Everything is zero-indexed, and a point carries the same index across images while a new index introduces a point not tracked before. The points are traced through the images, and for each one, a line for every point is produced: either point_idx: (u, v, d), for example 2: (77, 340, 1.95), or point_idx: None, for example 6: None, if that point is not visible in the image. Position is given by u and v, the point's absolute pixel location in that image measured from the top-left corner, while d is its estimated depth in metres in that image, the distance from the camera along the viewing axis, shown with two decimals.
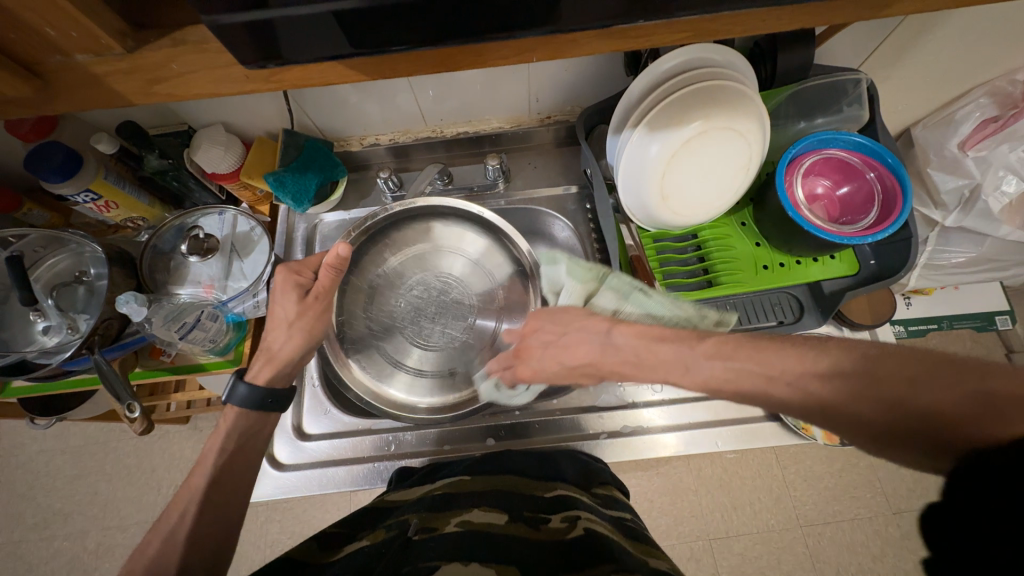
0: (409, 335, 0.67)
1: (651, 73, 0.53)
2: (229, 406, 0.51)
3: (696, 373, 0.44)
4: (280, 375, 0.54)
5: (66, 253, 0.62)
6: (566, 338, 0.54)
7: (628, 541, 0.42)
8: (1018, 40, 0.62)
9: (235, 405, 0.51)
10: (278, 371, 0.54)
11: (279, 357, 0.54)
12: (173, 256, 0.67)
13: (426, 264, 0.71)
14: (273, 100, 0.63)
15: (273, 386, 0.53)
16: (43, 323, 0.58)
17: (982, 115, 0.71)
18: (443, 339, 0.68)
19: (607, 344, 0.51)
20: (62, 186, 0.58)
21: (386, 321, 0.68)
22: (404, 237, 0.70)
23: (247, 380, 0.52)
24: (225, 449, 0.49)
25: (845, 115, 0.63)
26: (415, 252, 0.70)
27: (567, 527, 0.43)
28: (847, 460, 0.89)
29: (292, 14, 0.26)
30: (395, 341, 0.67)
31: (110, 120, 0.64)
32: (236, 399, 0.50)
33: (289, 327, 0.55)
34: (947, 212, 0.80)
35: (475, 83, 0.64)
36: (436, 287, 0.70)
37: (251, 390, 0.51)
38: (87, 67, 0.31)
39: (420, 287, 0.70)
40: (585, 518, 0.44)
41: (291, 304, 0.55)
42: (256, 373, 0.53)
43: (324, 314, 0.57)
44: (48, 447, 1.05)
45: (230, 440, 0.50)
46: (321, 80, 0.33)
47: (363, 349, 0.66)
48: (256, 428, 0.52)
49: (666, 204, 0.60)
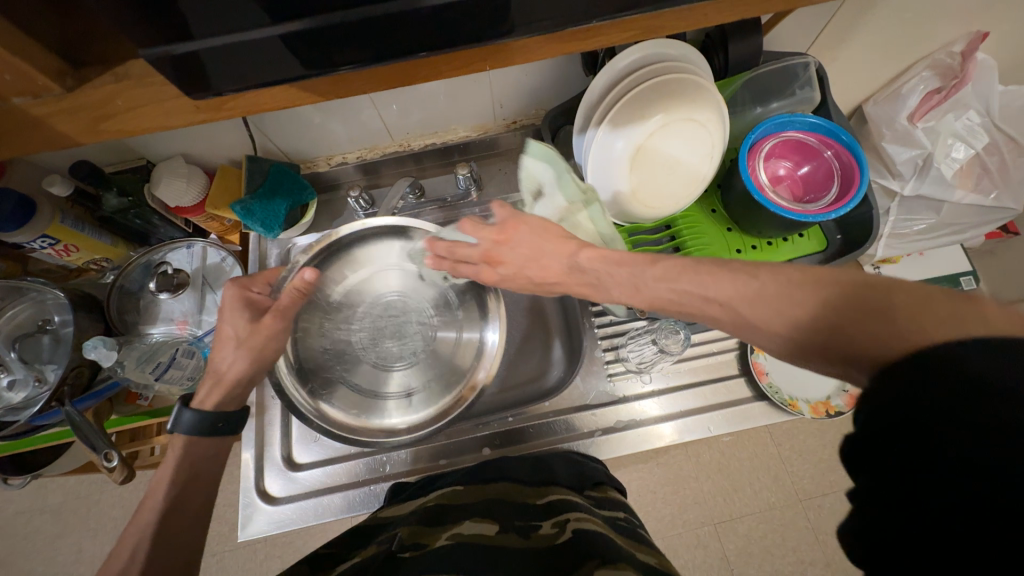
0: (367, 356, 0.65)
1: (610, 69, 0.54)
2: (175, 433, 0.48)
3: (646, 292, 0.45)
4: (229, 397, 0.52)
5: (26, 303, 0.59)
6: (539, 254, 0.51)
7: (620, 537, 0.43)
8: (949, 18, 0.65)
9: (181, 434, 0.48)
10: (227, 393, 0.52)
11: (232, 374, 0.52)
12: (143, 295, 0.65)
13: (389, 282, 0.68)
14: (233, 127, 0.62)
15: (224, 410, 0.51)
16: (7, 379, 0.55)
17: (926, 87, 0.75)
18: (400, 359, 0.65)
19: (573, 266, 0.50)
20: (16, 235, 0.56)
21: (343, 340, 0.65)
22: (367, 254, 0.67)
23: (193, 406, 0.50)
24: (176, 479, 0.46)
25: (798, 97, 0.65)
26: (381, 270, 0.68)
27: (557, 532, 0.43)
28: (837, 431, 0.91)
29: (237, 40, 0.26)
30: (354, 363, 0.65)
31: (63, 160, 0.62)
32: (181, 427, 0.48)
33: (238, 346, 0.53)
34: (904, 181, 0.82)
35: (438, 94, 0.64)
36: (393, 306, 0.67)
37: (200, 416, 0.48)
38: (26, 110, 0.29)
39: (381, 302, 0.67)
40: (574, 519, 0.44)
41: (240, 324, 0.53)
42: (202, 398, 0.51)
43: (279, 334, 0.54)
44: (25, 508, 1.00)
45: (180, 470, 0.47)
46: (278, 103, 0.32)
47: (317, 368, 0.63)
48: (207, 455, 0.49)
49: (637, 198, 0.61)
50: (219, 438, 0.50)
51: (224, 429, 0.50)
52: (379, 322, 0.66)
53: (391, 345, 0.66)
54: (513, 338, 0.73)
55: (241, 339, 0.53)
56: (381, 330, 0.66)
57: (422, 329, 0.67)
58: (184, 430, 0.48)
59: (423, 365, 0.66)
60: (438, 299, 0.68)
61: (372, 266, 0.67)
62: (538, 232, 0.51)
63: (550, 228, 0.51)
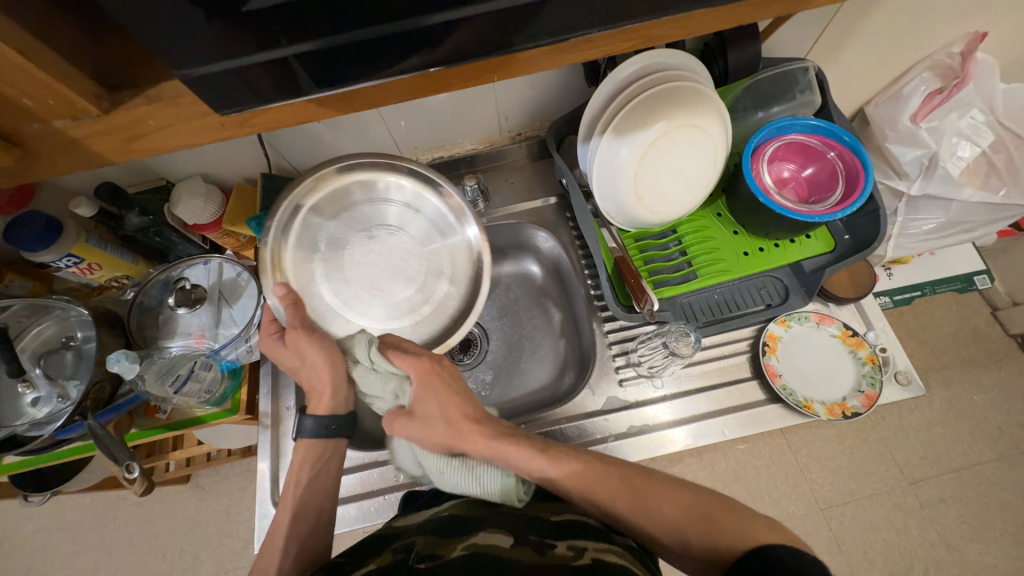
0: (391, 290, 0.62)
1: (612, 80, 0.56)
2: (301, 439, 0.56)
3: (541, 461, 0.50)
4: (338, 402, 0.57)
5: (51, 320, 0.61)
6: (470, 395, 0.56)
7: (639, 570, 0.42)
8: (947, 19, 0.66)
9: (307, 438, 0.56)
10: (333, 399, 0.56)
11: (328, 393, 0.56)
12: (161, 310, 0.67)
13: (339, 236, 0.62)
14: (250, 147, 0.65)
15: (335, 413, 0.56)
16: (32, 395, 0.57)
17: (928, 88, 0.75)
18: (418, 271, 0.63)
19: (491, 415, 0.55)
20: (43, 254, 0.59)
21: (368, 302, 0.61)
22: (304, 233, 0.60)
23: (309, 412, 0.56)
24: (300, 481, 0.54)
25: (799, 101, 0.66)
26: (326, 234, 0.61)
27: (573, 555, 0.41)
28: (856, 436, 0.89)
29: (247, 62, 0.27)
30: (388, 302, 0.62)
31: (88, 183, 0.64)
32: (307, 432, 0.56)
33: (307, 360, 0.55)
34: (910, 182, 0.83)
35: (445, 108, 0.66)
36: (365, 245, 0.62)
37: (317, 421, 0.55)
38: (66, 132, 0.31)
39: (354, 252, 0.62)
40: (593, 547, 0.43)
41: (290, 356, 0.56)
42: (315, 406, 0.56)
43: (307, 339, 0.54)
44: (43, 526, 1.01)
45: (303, 472, 0.55)
46: (295, 120, 0.34)
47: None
48: (326, 456, 0.57)
49: (643, 203, 0.62)
50: (336, 438, 0.57)
51: (337, 431, 0.56)
52: (369, 260, 0.62)
53: (400, 274, 0.62)
54: (517, 317, 0.79)
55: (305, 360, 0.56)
56: (378, 271, 0.62)
57: (399, 239, 0.63)
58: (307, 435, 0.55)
59: (428, 260, 0.64)
60: (380, 210, 0.63)
61: (316, 241, 0.61)
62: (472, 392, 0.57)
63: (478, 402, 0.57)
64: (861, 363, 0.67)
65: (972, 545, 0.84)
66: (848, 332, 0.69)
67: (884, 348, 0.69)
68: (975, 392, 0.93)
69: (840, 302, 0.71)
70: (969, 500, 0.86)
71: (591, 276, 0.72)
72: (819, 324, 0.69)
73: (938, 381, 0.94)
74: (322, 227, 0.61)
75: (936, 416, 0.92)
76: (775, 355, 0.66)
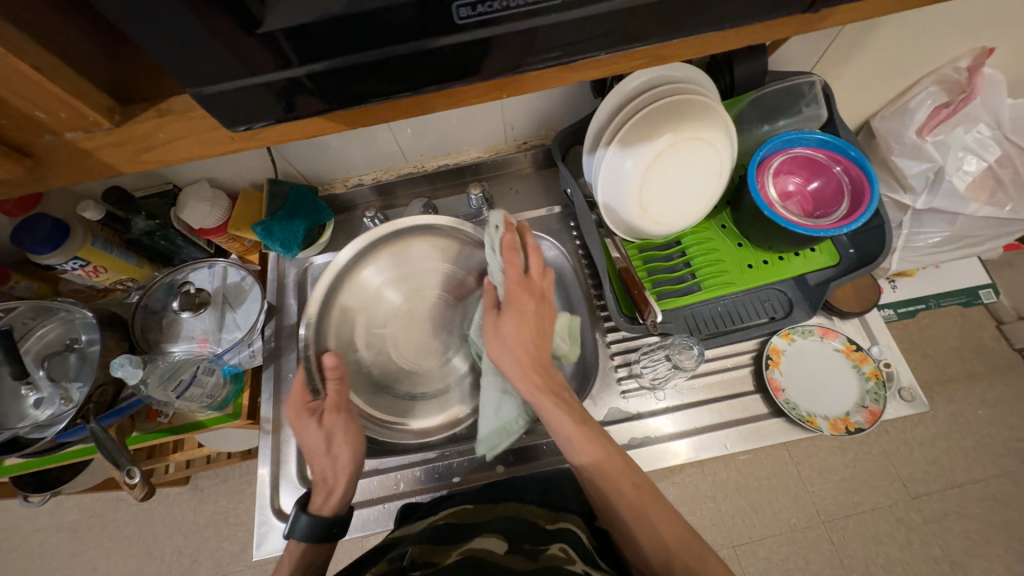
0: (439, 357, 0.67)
1: (618, 91, 0.56)
2: (293, 539, 0.52)
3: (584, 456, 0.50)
4: (340, 504, 0.54)
5: (55, 322, 0.61)
6: (533, 331, 0.54)
7: None
8: (955, 35, 0.66)
9: (298, 539, 0.52)
10: (340, 499, 0.54)
11: (338, 489, 0.54)
12: (165, 314, 0.66)
13: (376, 317, 0.66)
14: (257, 153, 0.65)
15: (335, 514, 0.54)
16: (36, 396, 0.57)
17: (934, 101, 0.75)
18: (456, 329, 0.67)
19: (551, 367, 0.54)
20: (50, 257, 0.59)
21: (420, 374, 0.67)
22: (346, 328, 0.65)
23: (309, 509, 0.54)
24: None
25: (805, 115, 0.67)
26: (366, 319, 0.66)
27: (566, 556, 0.43)
28: (858, 449, 0.89)
29: (254, 82, 0.27)
30: (435, 370, 0.67)
31: (97, 187, 0.65)
32: (298, 531, 0.52)
33: (330, 451, 0.55)
34: (916, 196, 0.82)
35: (451, 119, 0.67)
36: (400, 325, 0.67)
37: (312, 520, 0.52)
38: (76, 144, 0.31)
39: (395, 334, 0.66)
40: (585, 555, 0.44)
41: (319, 438, 0.55)
42: (319, 504, 0.54)
43: (346, 424, 0.56)
44: (42, 525, 1.01)
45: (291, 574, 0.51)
46: (305, 134, 0.34)
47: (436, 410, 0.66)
48: (315, 558, 0.53)
49: (647, 215, 0.62)
50: (327, 546, 0.53)
51: (331, 532, 0.53)
52: (405, 337, 0.66)
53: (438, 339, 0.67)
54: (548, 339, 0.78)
55: (322, 450, 0.55)
56: (421, 343, 0.67)
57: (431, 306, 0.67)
58: (301, 537, 0.51)
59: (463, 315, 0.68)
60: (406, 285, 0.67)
61: (359, 330, 0.65)
62: (536, 324, 0.54)
63: (541, 338, 0.54)
64: (865, 379, 0.67)
65: (976, 561, 0.83)
66: (852, 346, 0.69)
67: (888, 363, 0.69)
68: (979, 406, 0.93)
69: (845, 316, 0.71)
70: (973, 516, 0.85)
71: (595, 286, 0.72)
72: (823, 338, 0.69)
73: (942, 396, 0.94)
74: (361, 312, 0.66)
75: (940, 431, 0.91)
76: (779, 368, 0.66)
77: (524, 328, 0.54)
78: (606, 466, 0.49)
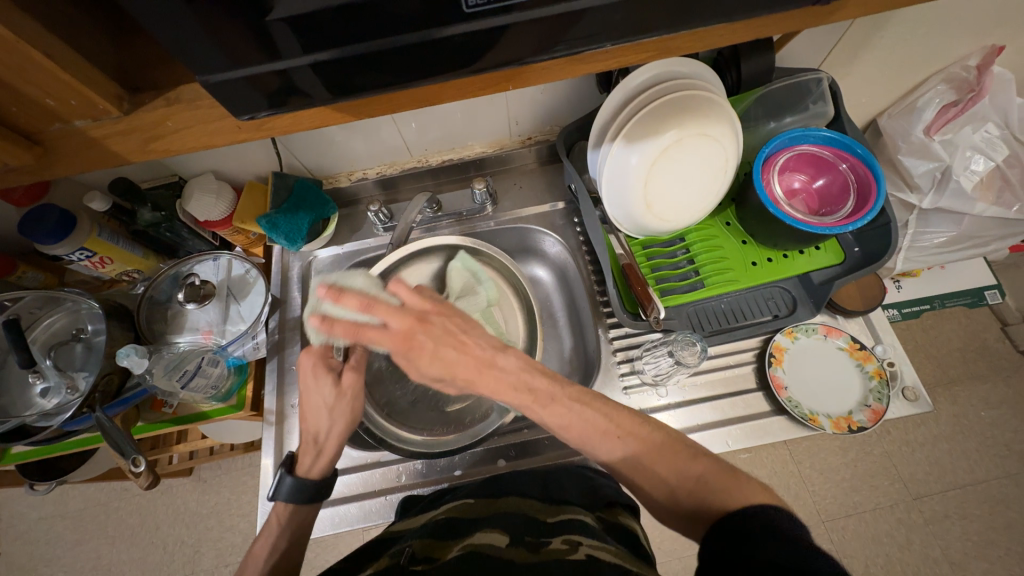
0: None
1: (623, 87, 0.56)
2: (278, 501, 0.54)
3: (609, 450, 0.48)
4: (327, 469, 0.56)
5: (62, 313, 0.62)
6: (446, 355, 0.50)
7: (633, 564, 0.41)
8: (965, 33, 0.66)
9: (284, 500, 0.54)
10: (327, 463, 0.55)
11: (327, 451, 0.55)
12: (170, 305, 0.67)
13: None
14: (262, 146, 0.66)
15: (319, 478, 0.55)
16: (42, 385, 0.57)
17: (943, 100, 0.75)
18: None
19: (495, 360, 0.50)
20: (57, 247, 0.59)
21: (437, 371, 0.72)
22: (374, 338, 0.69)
23: (296, 470, 0.55)
24: (277, 547, 0.52)
25: (812, 111, 0.66)
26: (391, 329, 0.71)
27: (569, 548, 0.42)
28: (859, 449, 0.88)
29: (262, 69, 0.27)
30: None
31: (102, 178, 0.65)
32: (283, 492, 0.53)
33: (330, 412, 0.55)
34: (922, 195, 0.82)
35: (455, 113, 0.67)
36: None
37: (296, 481, 0.53)
38: (85, 132, 0.32)
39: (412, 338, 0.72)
40: (588, 543, 0.43)
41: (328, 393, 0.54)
42: (308, 466, 0.55)
43: (360, 389, 0.56)
44: (47, 514, 1.02)
45: (282, 536, 0.53)
46: (312, 125, 0.34)
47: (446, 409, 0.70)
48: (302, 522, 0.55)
49: (651, 211, 0.62)
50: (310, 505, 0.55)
51: (313, 495, 0.54)
52: None
53: None
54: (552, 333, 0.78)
55: (330, 404, 0.55)
56: None
57: None
58: (285, 496, 0.53)
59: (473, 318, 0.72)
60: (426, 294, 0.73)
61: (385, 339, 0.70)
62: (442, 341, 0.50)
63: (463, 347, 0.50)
64: (868, 377, 0.67)
65: (976, 562, 0.83)
66: (855, 345, 0.68)
67: (892, 362, 0.68)
68: (982, 408, 0.92)
69: (849, 315, 0.71)
70: (974, 517, 0.85)
71: (597, 281, 0.72)
72: (827, 337, 0.69)
73: (945, 397, 0.94)
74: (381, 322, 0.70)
75: (942, 431, 0.91)
76: (781, 366, 0.66)
77: (441, 351, 0.50)
78: (637, 454, 0.47)
